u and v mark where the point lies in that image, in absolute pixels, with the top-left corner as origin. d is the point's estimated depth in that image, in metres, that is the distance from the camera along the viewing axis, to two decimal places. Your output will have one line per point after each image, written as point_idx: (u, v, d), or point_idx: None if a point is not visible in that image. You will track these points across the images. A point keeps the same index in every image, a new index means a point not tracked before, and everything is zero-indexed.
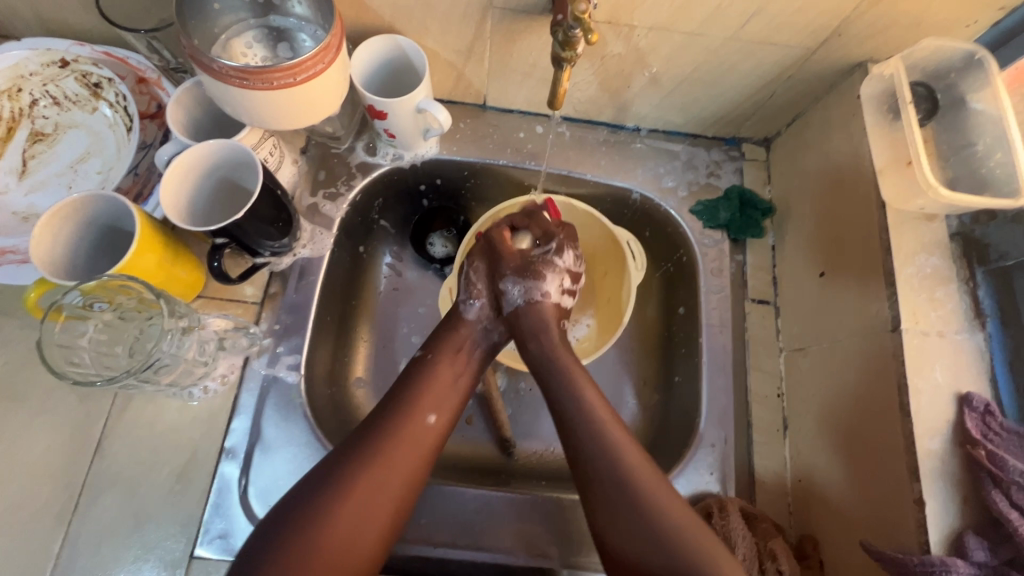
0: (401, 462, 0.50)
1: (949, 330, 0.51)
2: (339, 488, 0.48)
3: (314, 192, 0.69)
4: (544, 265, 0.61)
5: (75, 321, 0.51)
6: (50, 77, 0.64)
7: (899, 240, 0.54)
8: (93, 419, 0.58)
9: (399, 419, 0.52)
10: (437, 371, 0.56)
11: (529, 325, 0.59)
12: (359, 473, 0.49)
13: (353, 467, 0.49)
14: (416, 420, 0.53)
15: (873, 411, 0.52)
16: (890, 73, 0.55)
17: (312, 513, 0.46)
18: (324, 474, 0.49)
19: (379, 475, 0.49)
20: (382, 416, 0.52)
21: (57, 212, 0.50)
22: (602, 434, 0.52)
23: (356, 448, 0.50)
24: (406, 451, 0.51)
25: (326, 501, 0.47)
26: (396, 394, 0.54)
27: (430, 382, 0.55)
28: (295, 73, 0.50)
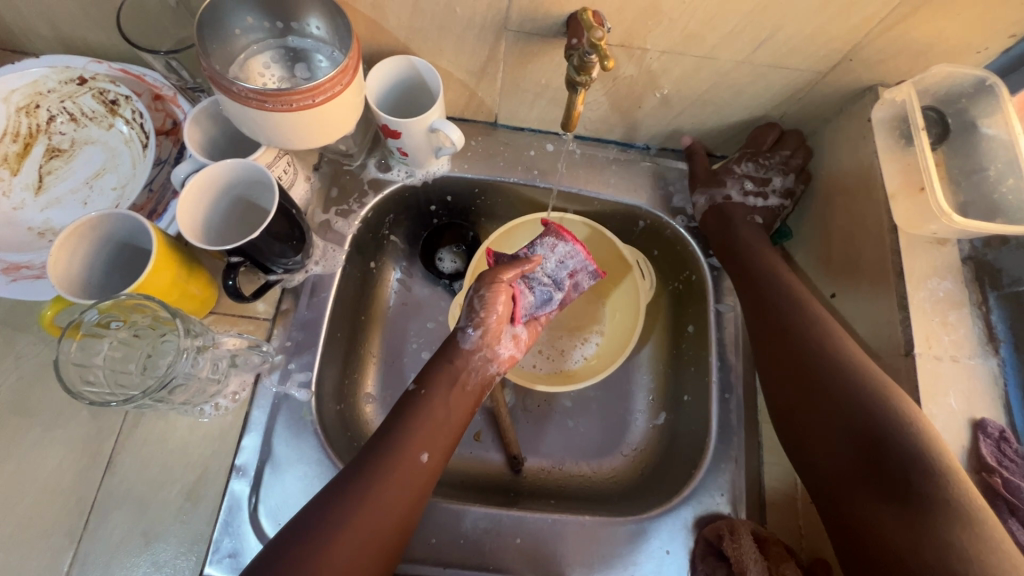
0: (387, 497, 0.50)
1: (962, 354, 0.51)
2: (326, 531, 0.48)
3: (326, 209, 0.70)
4: (726, 173, 0.71)
5: (91, 340, 0.51)
6: (67, 94, 0.65)
7: (911, 264, 0.54)
8: (103, 436, 0.58)
9: (385, 458, 0.52)
10: (424, 402, 0.57)
11: (721, 222, 0.70)
12: (351, 512, 0.49)
13: (345, 505, 0.49)
14: (403, 457, 0.53)
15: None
16: (902, 99, 0.56)
17: (305, 547, 0.47)
18: (314, 513, 0.49)
19: (369, 515, 0.49)
20: (368, 456, 0.52)
21: (75, 230, 0.50)
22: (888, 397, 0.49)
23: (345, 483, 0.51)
24: (394, 482, 0.51)
25: (323, 538, 0.47)
26: (383, 433, 0.54)
27: (416, 419, 0.55)
28: (314, 95, 0.50)
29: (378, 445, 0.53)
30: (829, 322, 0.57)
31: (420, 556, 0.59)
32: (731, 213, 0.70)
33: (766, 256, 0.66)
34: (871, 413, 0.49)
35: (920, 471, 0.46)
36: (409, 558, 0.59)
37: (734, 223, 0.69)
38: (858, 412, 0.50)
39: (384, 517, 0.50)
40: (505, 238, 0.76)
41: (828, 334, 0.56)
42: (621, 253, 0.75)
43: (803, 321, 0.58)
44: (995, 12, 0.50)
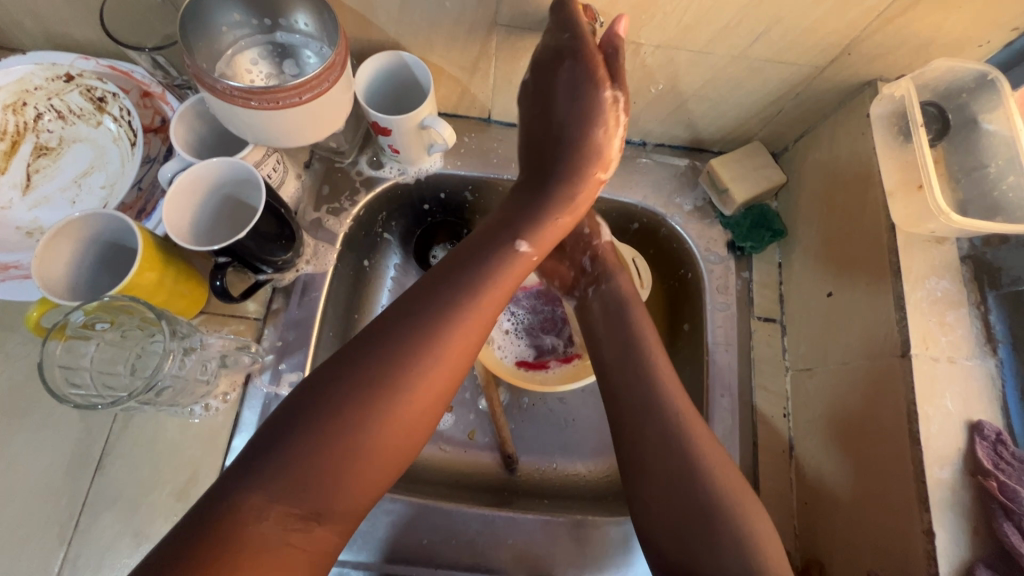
0: (428, 397, 0.49)
1: (959, 355, 0.51)
2: (375, 408, 0.47)
3: (317, 207, 0.69)
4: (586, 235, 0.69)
5: (77, 341, 0.51)
6: (54, 91, 0.64)
7: (909, 263, 0.53)
8: (94, 436, 0.57)
9: (438, 355, 0.50)
10: (479, 296, 0.53)
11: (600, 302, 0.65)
12: (461, 302, 0.52)
13: (452, 294, 0.52)
14: (467, 323, 0.52)
15: (876, 431, 0.52)
16: (901, 94, 0.54)
17: (378, 361, 0.48)
18: (359, 387, 0.47)
19: (413, 410, 0.48)
20: (429, 313, 0.50)
21: (59, 230, 0.50)
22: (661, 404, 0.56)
23: (402, 345, 0.49)
24: (437, 382, 0.49)
25: (365, 424, 0.46)
26: (458, 275, 0.53)
27: (507, 267, 0.56)
28: (301, 92, 0.50)
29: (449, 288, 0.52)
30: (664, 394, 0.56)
31: (411, 557, 0.59)
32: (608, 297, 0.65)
33: (638, 311, 0.63)
34: (689, 460, 0.52)
35: (686, 486, 0.52)
36: (400, 559, 0.59)
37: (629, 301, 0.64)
38: (679, 458, 0.52)
39: (425, 413, 0.49)
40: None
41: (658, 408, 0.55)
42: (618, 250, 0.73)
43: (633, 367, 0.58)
44: (997, 4, 0.49)
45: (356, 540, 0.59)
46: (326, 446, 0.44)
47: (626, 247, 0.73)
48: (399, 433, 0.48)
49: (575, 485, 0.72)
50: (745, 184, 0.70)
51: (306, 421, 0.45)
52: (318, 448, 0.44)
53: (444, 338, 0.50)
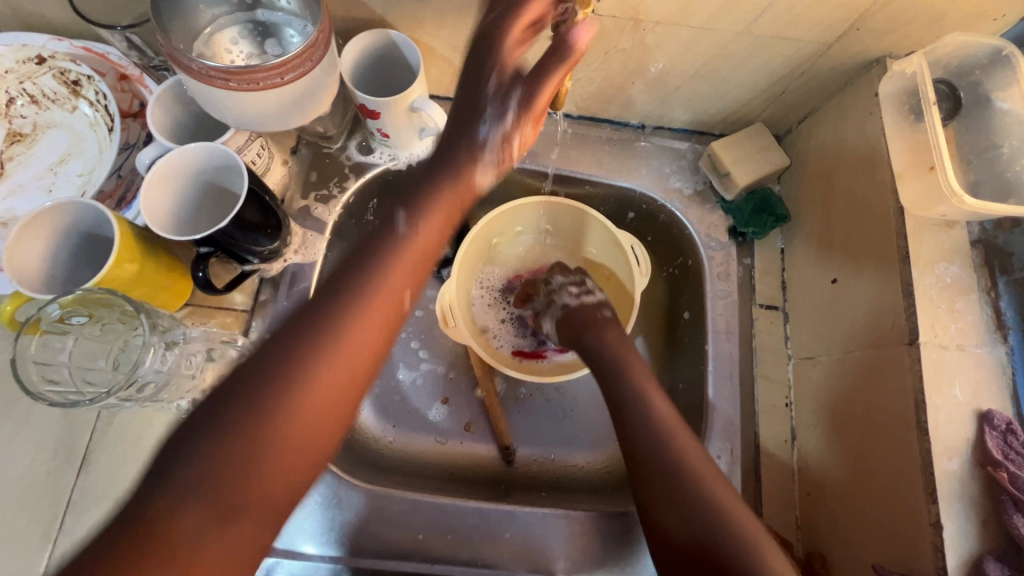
0: (342, 382, 0.42)
1: (969, 343, 0.49)
2: (278, 394, 0.39)
3: (305, 194, 0.66)
4: (577, 306, 0.62)
5: (53, 337, 0.49)
6: (26, 74, 0.61)
7: (917, 247, 0.51)
8: (77, 434, 0.56)
9: (340, 333, 0.42)
10: (369, 292, 0.44)
11: (582, 322, 0.60)
12: (341, 322, 0.42)
13: (331, 316, 0.42)
14: (368, 319, 0.43)
15: (878, 420, 0.51)
16: (913, 71, 0.52)
17: (271, 371, 0.39)
18: (253, 377, 0.39)
19: (325, 383, 0.41)
20: (312, 314, 0.42)
21: (33, 221, 0.48)
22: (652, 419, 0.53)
23: (297, 342, 0.41)
24: (346, 361, 0.42)
25: (271, 413, 0.39)
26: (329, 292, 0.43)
27: (397, 247, 0.46)
28: (282, 73, 0.47)
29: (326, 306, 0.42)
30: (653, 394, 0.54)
31: (406, 553, 0.57)
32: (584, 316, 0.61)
33: (609, 336, 0.59)
34: (687, 480, 0.50)
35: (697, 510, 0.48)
36: (396, 555, 0.57)
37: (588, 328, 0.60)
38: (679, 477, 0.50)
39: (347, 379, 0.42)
40: (501, 220, 0.73)
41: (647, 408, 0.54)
42: (615, 238, 0.70)
43: (632, 401, 0.54)
44: None
45: (350, 536, 0.57)
46: (236, 442, 0.37)
47: (624, 233, 0.69)
48: (321, 404, 0.41)
49: (574, 476, 0.71)
50: (747, 167, 0.67)
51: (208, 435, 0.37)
52: (230, 447, 0.37)
53: (355, 306, 0.43)
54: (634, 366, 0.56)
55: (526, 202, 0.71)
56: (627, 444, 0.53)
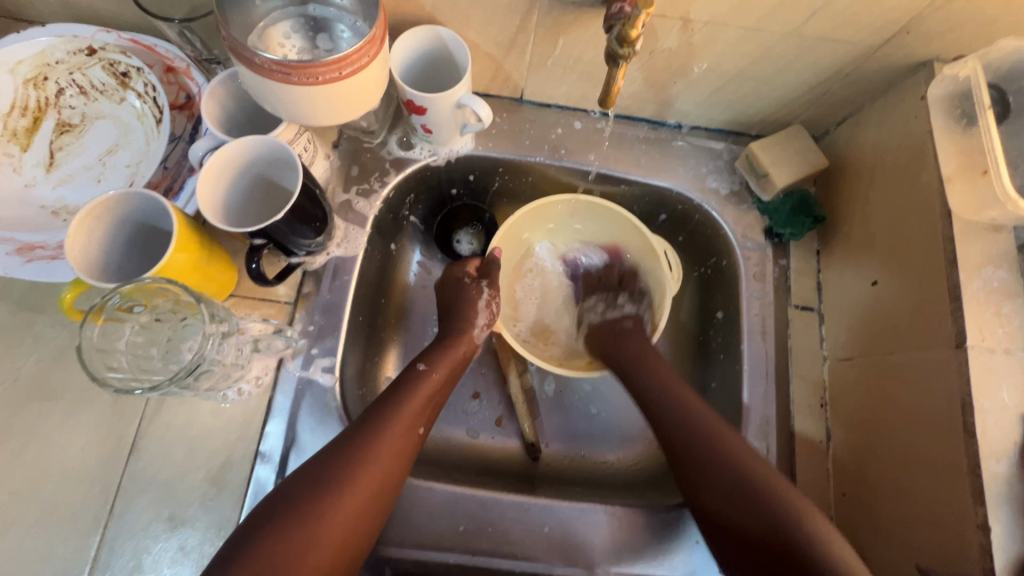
0: (380, 469, 0.53)
1: (1016, 347, 0.49)
2: (337, 481, 0.50)
3: (346, 188, 0.67)
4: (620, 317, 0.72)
5: (112, 325, 0.50)
6: (76, 66, 0.62)
7: (965, 251, 0.51)
8: (126, 421, 0.57)
9: (382, 429, 0.55)
10: (389, 415, 0.56)
11: (608, 341, 0.70)
12: (372, 441, 0.53)
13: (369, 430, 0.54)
14: (400, 424, 0.56)
15: (913, 421, 0.52)
16: (967, 75, 0.52)
17: (310, 492, 0.49)
18: (320, 462, 0.52)
19: (371, 476, 0.52)
20: (359, 423, 0.55)
21: (93, 209, 0.48)
22: (686, 410, 0.58)
23: (335, 458, 0.52)
24: (385, 459, 0.53)
25: (301, 528, 0.47)
26: (383, 399, 0.58)
27: (413, 393, 0.59)
28: (341, 68, 0.48)
29: (377, 409, 0.56)
30: (699, 412, 0.58)
31: (447, 544, 0.58)
32: (608, 334, 0.71)
33: (635, 344, 0.67)
34: (730, 461, 0.53)
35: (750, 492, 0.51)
36: (436, 546, 0.58)
37: (637, 365, 0.64)
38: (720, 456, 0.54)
39: (384, 474, 0.53)
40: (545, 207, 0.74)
41: (689, 413, 0.58)
42: (650, 244, 0.71)
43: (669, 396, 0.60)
44: None
45: (392, 526, 0.58)
46: (295, 531, 0.47)
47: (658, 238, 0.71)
48: (365, 491, 0.51)
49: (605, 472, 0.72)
50: (786, 168, 0.68)
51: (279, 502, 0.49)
52: (290, 534, 0.47)
53: (368, 443, 0.53)
54: (649, 364, 0.64)
55: (560, 199, 0.72)
56: (662, 431, 0.59)
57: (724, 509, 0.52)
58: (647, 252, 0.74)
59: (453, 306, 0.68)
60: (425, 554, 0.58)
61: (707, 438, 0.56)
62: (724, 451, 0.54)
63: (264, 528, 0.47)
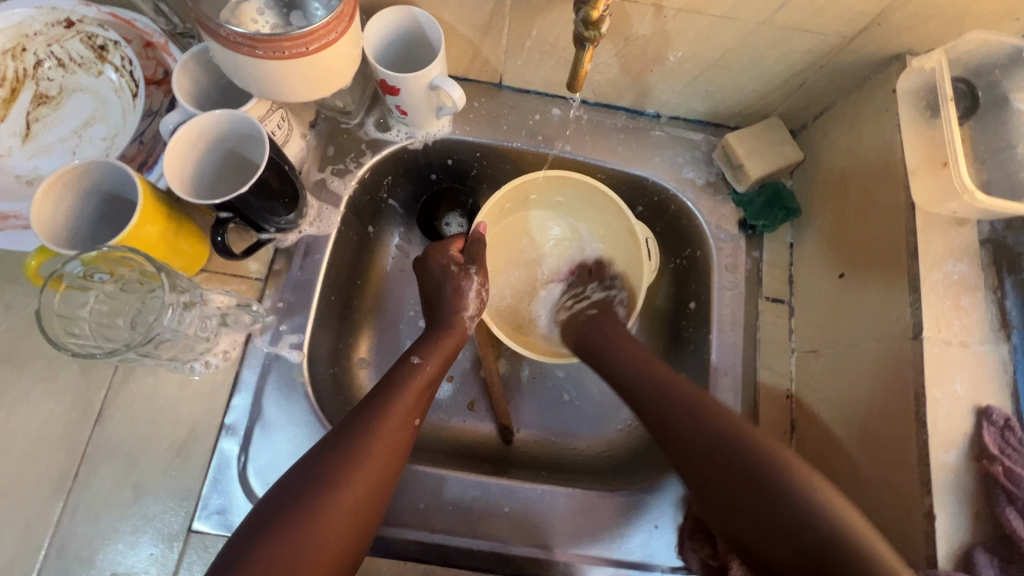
0: (376, 463, 0.53)
1: (972, 340, 0.49)
2: (336, 476, 0.51)
3: (322, 168, 0.67)
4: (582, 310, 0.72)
5: (75, 292, 0.51)
6: (55, 38, 0.62)
7: (926, 244, 0.52)
8: (93, 390, 0.57)
9: (377, 423, 0.55)
10: (386, 407, 0.56)
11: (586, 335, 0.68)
12: (370, 434, 0.54)
13: (366, 422, 0.55)
14: (395, 420, 0.56)
15: (870, 410, 0.53)
16: (931, 67, 0.52)
17: (312, 486, 0.50)
18: (317, 457, 0.52)
19: (368, 471, 0.53)
20: (358, 417, 0.55)
21: (58, 178, 0.49)
22: (654, 377, 0.59)
23: (334, 451, 0.53)
24: (381, 452, 0.54)
25: (304, 521, 0.48)
26: (377, 392, 0.58)
27: (408, 387, 0.59)
28: (307, 43, 0.48)
29: (371, 403, 0.57)
30: (659, 368, 0.60)
31: (408, 521, 0.59)
32: (577, 326, 0.70)
33: (608, 325, 0.68)
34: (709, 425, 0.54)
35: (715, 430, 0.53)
36: (397, 523, 0.59)
37: (592, 330, 0.68)
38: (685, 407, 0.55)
39: (380, 469, 0.53)
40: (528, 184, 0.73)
41: (662, 387, 0.58)
42: (632, 228, 0.71)
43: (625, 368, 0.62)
44: None
45: None
46: (297, 525, 0.48)
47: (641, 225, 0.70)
48: (364, 483, 0.52)
49: (573, 458, 0.72)
50: (760, 160, 0.68)
51: (281, 497, 0.50)
52: (295, 529, 0.48)
53: (367, 436, 0.54)
54: (619, 343, 0.65)
55: (533, 177, 0.71)
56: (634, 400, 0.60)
57: (691, 439, 0.54)
58: (630, 239, 0.73)
59: (440, 292, 0.68)
60: (386, 532, 0.58)
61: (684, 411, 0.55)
62: (699, 411, 0.55)
63: (270, 523, 0.48)
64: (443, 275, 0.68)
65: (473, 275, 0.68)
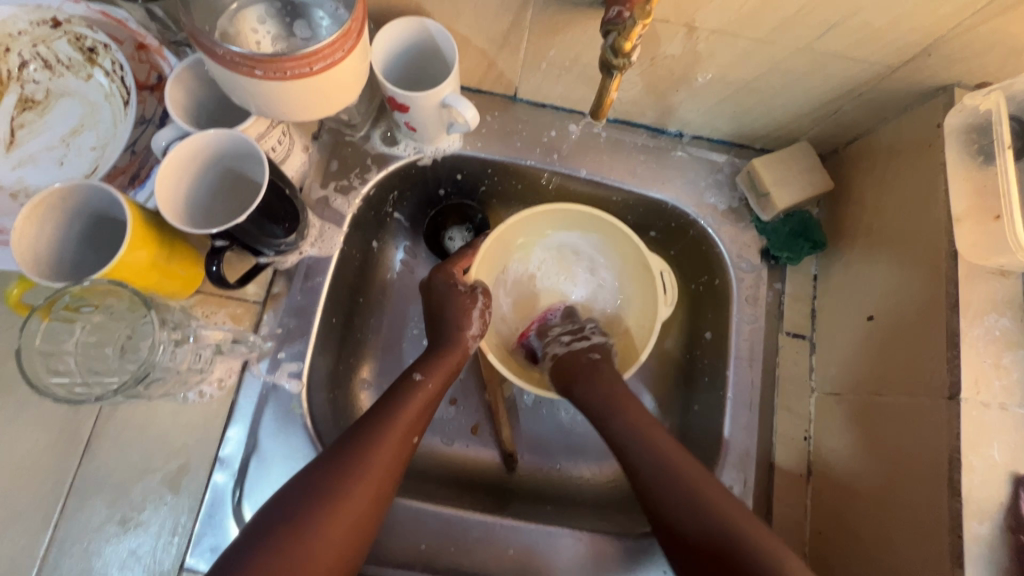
0: (374, 485, 0.51)
1: (1012, 402, 0.46)
2: (326, 500, 0.48)
3: (325, 183, 0.64)
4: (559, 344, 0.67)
5: (60, 324, 0.48)
6: (41, 38, 0.58)
7: (968, 296, 0.48)
8: (82, 418, 0.54)
9: (378, 441, 0.52)
10: (388, 428, 0.53)
11: (572, 365, 0.63)
12: (366, 455, 0.51)
13: (362, 441, 0.52)
14: (393, 439, 0.53)
15: (898, 468, 0.50)
16: (987, 108, 0.49)
17: (302, 510, 0.47)
18: (309, 478, 0.49)
19: (363, 494, 0.50)
20: (355, 435, 0.52)
21: (42, 201, 0.45)
22: (655, 443, 0.55)
23: (328, 471, 0.50)
24: (378, 474, 0.51)
25: (291, 550, 0.45)
26: (378, 407, 0.55)
27: (409, 404, 0.56)
28: (311, 63, 0.44)
29: (371, 418, 0.54)
30: (657, 436, 0.55)
31: (408, 562, 0.57)
32: (574, 364, 0.64)
33: (597, 382, 0.61)
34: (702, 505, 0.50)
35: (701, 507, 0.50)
36: (397, 564, 0.57)
37: (573, 377, 0.62)
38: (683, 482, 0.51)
39: (377, 491, 0.51)
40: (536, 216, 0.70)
41: (649, 453, 0.54)
42: (646, 262, 0.69)
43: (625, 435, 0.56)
44: None
45: None
46: (288, 550, 0.45)
47: (655, 259, 0.68)
48: (356, 510, 0.49)
49: (578, 489, 0.70)
50: (788, 188, 0.64)
51: (270, 520, 0.47)
52: (280, 557, 0.45)
53: (365, 458, 0.51)
54: (619, 402, 0.58)
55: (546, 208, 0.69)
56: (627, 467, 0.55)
57: (681, 519, 0.50)
58: (643, 272, 0.71)
59: (441, 310, 0.65)
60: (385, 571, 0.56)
61: (675, 488, 0.51)
62: (692, 487, 0.51)
63: (256, 550, 0.45)
64: (451, 294, 0.65)
65: (479, 297, 0.65)
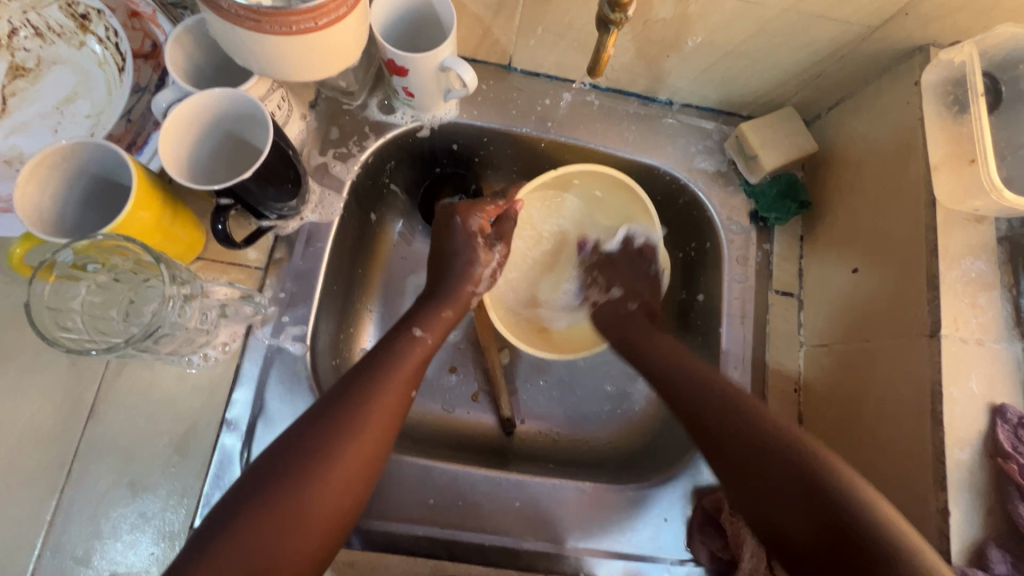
0: (366, 441, 0.50)
1: (988, 338, 0.50)
2: (324, 452, 0.47)
3: (323, 151, 0.65)
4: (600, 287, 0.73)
5: (65, 282, 0.48)
6: (31, 5, 0.57)
7: (946, 241, 0.51)
8: (85, 384, 0.54)
9: (374, 394, 0.52)
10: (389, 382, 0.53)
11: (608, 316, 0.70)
12: (366, 408, 0.50)
13: (359, 395, 0.51)
14: (391, 391, 0.53)
15: (883, 405, 0.53)
16: (961, 61, 0.51)
17: (299, 463, 0.46)
18: (305, 432, 0.48)
19: (357, 448, 0.49)
20: (354, 389, 0.51)
21: (43, 159, 0.45)
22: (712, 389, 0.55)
23: (327, 429, 0.48)
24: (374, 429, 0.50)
25: (288, 499, 0.45)
26: (371, 362, 0.54)
27: (407, 357, 0.56)
28: (316, 17, 0.44)
29: (366, 374, 0.53)
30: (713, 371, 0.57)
31: (417, 517, 0.58)
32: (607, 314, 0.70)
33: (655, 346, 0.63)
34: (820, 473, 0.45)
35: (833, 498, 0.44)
36: (406, 519, 0.58)
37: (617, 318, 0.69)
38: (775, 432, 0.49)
39: (372, 448, 0.50)
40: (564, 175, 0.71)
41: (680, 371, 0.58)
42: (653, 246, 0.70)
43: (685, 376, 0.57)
44: None
45: None
46: (279, 508, 0.44)
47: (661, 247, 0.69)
48: (357, 459, 0.49)
49: (580, 450, 0.71)
50: (774, 150, 0.66)
51: (258, 474, 0.46)
52: (278, 507, 0.44)
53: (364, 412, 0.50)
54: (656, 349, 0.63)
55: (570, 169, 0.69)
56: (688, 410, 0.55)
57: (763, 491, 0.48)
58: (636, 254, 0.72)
59: (450, 250, 0.65)
60: (394, 526, 0.57)
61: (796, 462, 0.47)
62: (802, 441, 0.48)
63: (251, 500, 0.44)
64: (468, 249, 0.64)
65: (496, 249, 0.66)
